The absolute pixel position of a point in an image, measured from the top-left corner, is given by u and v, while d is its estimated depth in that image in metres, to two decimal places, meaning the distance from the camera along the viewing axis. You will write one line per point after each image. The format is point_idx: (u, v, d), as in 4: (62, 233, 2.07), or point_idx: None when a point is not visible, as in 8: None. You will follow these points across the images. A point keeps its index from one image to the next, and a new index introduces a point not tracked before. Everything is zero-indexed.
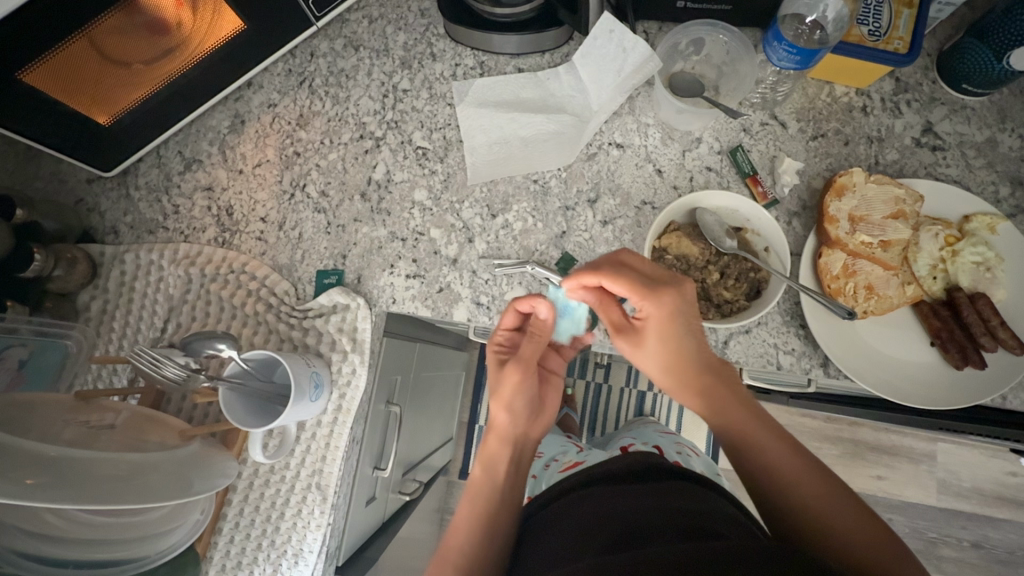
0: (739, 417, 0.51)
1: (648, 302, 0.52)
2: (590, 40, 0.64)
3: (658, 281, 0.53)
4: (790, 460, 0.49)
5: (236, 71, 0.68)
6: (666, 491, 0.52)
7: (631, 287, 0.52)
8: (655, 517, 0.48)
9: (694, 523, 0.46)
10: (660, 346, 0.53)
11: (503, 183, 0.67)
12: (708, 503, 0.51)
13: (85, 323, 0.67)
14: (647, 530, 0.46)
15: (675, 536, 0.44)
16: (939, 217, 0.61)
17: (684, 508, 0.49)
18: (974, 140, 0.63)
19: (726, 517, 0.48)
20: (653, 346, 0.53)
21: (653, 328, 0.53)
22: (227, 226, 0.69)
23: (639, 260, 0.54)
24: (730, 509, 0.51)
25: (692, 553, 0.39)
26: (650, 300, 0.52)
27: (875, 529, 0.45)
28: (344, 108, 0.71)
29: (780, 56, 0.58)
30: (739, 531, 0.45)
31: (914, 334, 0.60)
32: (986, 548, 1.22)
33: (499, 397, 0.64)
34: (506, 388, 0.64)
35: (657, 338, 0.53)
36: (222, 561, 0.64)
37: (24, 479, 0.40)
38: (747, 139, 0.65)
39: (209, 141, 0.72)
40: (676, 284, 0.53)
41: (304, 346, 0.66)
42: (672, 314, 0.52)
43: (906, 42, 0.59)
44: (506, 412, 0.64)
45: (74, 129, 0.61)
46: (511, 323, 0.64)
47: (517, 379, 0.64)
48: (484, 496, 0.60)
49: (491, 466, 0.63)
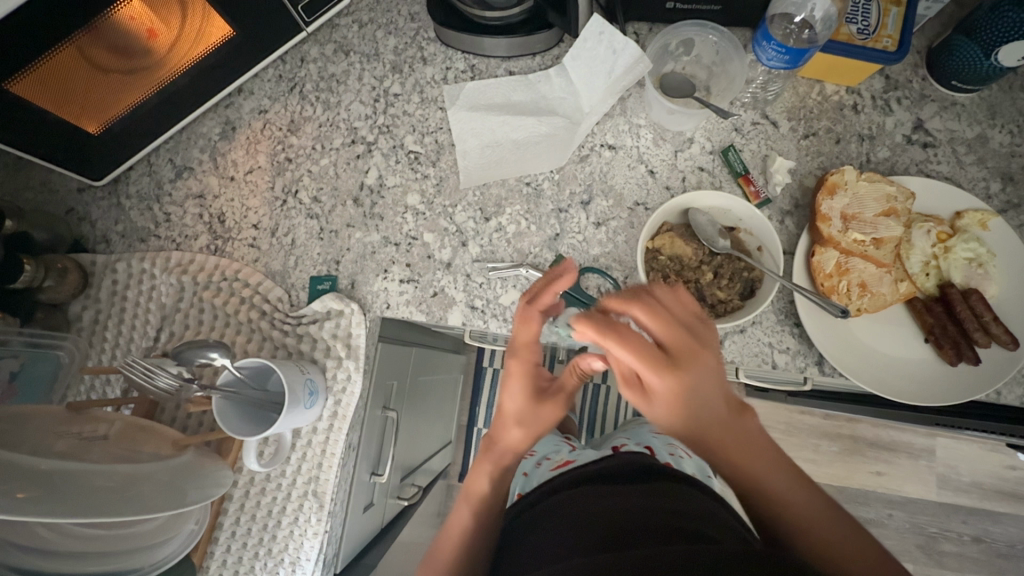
0: (747, 466, 0.45)
1: (657, 373, 0.43)
2: (581, 42, 0.65)
3: (668, 349, 0.43)
4: (795, 488, 0.46)
5: (226, 77, 0.68)
6: (657, 493, 0.53)
7: (635, 352, 0.43)
8: (647, 517, 0.48)
9: (685, 526, 0.46)
10: (666, 418, 0.44)
11: (496, 186, 0.67)
12: (697, 505, 0.51)
13: (77, 333, 0.67)
14: (638, 530, 0.46)
15: (667, 538, 0.44)
16: (931, 213, 0.61)
17: (675, 509, 0.49)
18: (965, 136, 0.64)
19: (715, 519, 0.49)
20: (659, 415, 0.45)
21: (661, 399, 0.43)
22: (220, 234, 0.69)
23: (646, 312, 0.44)
24: (721, 513, 0.51)
25: (686, 553, 0.39)
26: (657, 366, 0.42)
27: (864, 543, 0.45)
28: (335, 114, 0.71)
29: (769, 56, 0.58)
30: (728, 536, 0.46)
31: (909, 331, 0.60)
32: (986, 542, 1.23)
33: (530, 426, 0.56)
34: (544, 416, 0.56)
35: (664, 412, 0.44)
36: (219, 570, 0.63)
37: (16, 493, 0.40)
38: (739, 139, 0.65)
39: (200, 148, 0.71)
40: (689, 351, 0.43)
41: (299, 352, 0.66)
42: (684, 376, 0.43)
43: (895, 40, 0.59)
44: (531, 439, 0.57)
45: (63, 138, 0.60)
46: (534, 336, 0.55)
47: (557, 411, 0.56)
48: (483, 503, 0.58)
49: (500, 479, 0.59)
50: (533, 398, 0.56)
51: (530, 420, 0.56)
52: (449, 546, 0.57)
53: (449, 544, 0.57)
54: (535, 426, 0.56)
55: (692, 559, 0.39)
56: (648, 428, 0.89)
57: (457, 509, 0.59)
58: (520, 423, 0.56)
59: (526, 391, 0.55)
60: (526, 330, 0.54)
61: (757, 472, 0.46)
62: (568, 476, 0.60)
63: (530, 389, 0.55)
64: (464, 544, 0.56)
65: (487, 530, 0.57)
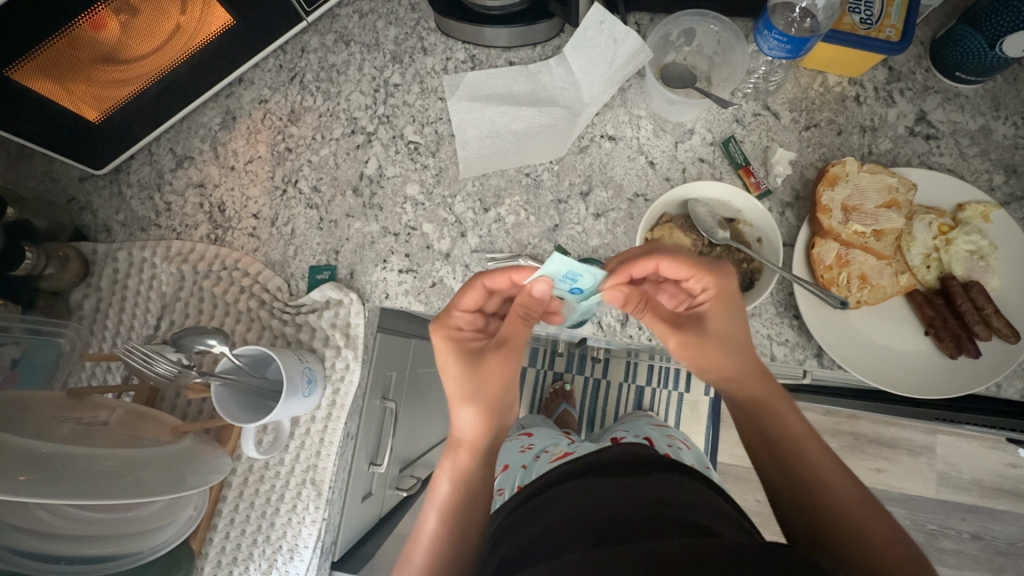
0: (753, 387, 0.53)
1: (707, 279, 0.54)
2: (582, 32, 0.64)
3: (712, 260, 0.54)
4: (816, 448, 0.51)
5: (226, 66, 0.68)
6: (648, 483, 0.54)
7: (684, 266, 0.54)
8: (642, 513, 0.49)
9: (682, 518, 0.47)
10: (719, 332, 0.54)
11: (496, 177, 0.66)
12: (695, 496, 0.52)
13: (78, 321, 0.67)
14: (637, 525, 0.47)
15: (668, 533, 0.45)
16: (932, 206, 0.61)
17: (672, 502, 0.50)
18: (968, 128, 0.63)
19: (714, 511, 0.50)
20: (713, 326, 0.54)
21: (712, 310, 0.54)
22: (220, 223, 0.69)
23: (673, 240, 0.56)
24: (720, 503, 0.53)
25: (690, 548, 0.40)
26: (709, 273, 0.54)
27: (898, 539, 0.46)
28: (335, 104, 0.70)
29: (770, 45, 0.57)
30: (727, 528, 0.48)
31: (908, 323, 0.59)
32: (985, 540, 1.22)
33: (480, 403, 0.54)
34: (488, 376, 0.54)
35: (712, 317, 0.54)
36: (217, 557, 0.64)
37: (17, 475, 0.40)
38: (740, 130, 0.65)
39: (201, 138, 0.72)
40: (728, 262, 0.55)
41: (297, 341, 0.66)
42: (724, 292, 0.54)
43: (899, 30, 0.58)
44: (485, 422, 0.55)
45: (64, 125, 0.60)
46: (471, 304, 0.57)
47: (505, 369, 0.55)
48: (456, 508, 0.54)
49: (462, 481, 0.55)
50: (469, 365, 0.55)
51: (468, 382, 0.54)
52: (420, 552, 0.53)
53: (418, 549, 0.54)
54: (487, 396, 0.54)
55: (696, 553, 0.39)
56: (646, 421, 0.89)
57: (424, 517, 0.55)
58: (456, 385, 0.54)
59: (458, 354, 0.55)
60: (466, 297, 0.56)
61: (763, 394, 0.53)
62: (564, 467, 0.60)
63: (461, 351, 0.55)
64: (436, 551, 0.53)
65: (458, 534, 0.54)
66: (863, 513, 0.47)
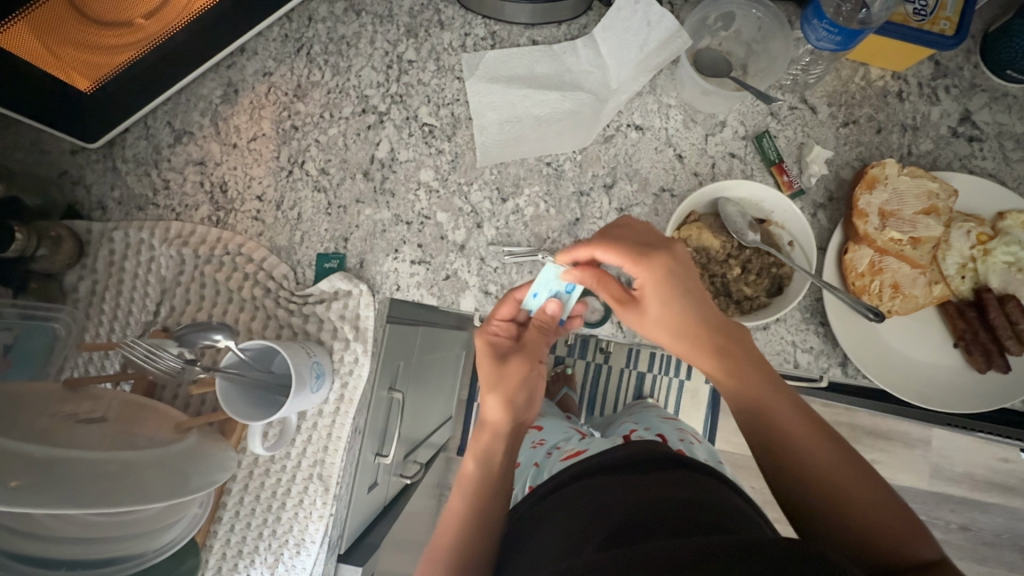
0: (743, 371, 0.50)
1: (642, 262, 0.51)
2: (614, 12, 0.61)
3: (660, 244, 0.52)
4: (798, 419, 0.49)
5: (227, 34, 0.63)
6: (668, 480, 0.52)
7: (622, 255, 0.51)
8: (656, 508, 0.47)
9: (700, 517, 0.45)
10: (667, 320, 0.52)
11: (515, 166, 0.63)
12: (719, 495, 0.50)
13: (74, 304, 0.64)
14: (652, 522, 0.46)
15: (683, 531, 0.44)
16: (972, 213, 0.58)
17: (690, 497, 0.49)
18: (1014, 131, 0.60)
19: (736, 510, 0.48)
20: (653, 311, 0.52)
21: (653, 295, 0.51)
22: (221, 204, 0.66)
23: (631, 229, 0.54)
24: (741, 502, 0.51)
25: (696, 547, 0.39)
26: (642, 262, 0.51)
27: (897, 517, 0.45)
28: (345, 79, 0.66)
29: (818, 36, 0.54)
30: (749, 527, 0.46)
31: (937, 335, 0.58)
32: (973, 531, 1.25)
33: (501, 389, 0.60)
34: (513, 373, 0.61)
35: (658, 302, 0.51)
36: (223, 549, 0.63)
37: (7, 482, 0.38)
38: (774, 124, 0.62)
39: (200, 112, 0.67)
40: (665, 246, 0.52)
41: (304, 333, 0.64)
42: (666, 274, 0.51)
43: (954, 23, 0.54)
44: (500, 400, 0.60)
45: (53, 95, 0.56)
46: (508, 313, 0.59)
47: (524, 368, 0.61)
48: (474, 492, 0.59)
49: (484, 459, 0.61)
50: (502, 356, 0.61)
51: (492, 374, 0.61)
52: (445, 538, 0.57)
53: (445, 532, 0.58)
54: (507, 384, 0.60)
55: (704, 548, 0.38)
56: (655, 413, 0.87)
57: (450, 504, 0.60)
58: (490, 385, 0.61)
59: (495, 358, 0.61)
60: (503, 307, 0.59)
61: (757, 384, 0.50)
62: (579, 465, 0.58)
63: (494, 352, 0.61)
64: (459, 531, 0.57)
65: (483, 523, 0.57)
66: (847, 484, 0.47)
